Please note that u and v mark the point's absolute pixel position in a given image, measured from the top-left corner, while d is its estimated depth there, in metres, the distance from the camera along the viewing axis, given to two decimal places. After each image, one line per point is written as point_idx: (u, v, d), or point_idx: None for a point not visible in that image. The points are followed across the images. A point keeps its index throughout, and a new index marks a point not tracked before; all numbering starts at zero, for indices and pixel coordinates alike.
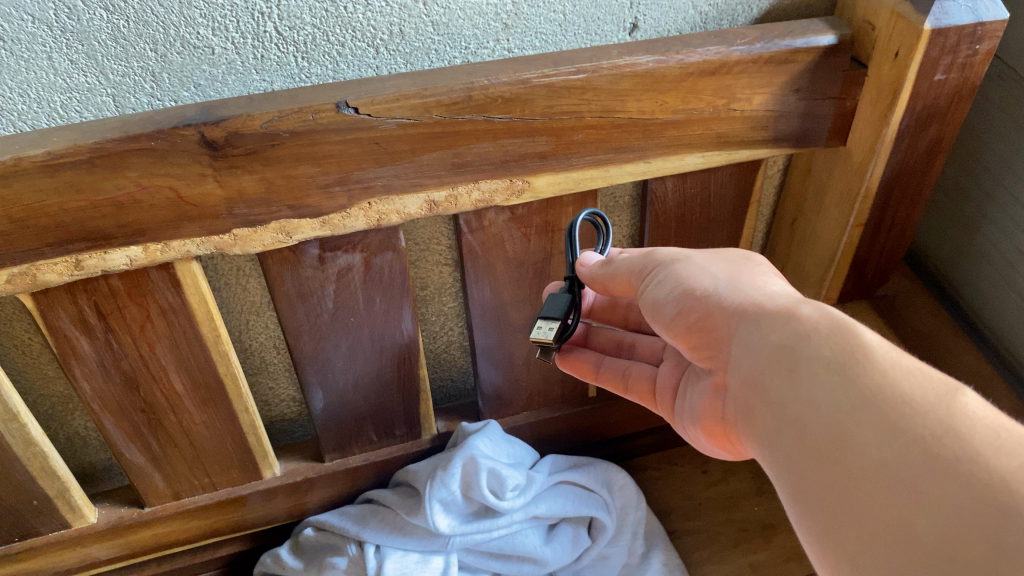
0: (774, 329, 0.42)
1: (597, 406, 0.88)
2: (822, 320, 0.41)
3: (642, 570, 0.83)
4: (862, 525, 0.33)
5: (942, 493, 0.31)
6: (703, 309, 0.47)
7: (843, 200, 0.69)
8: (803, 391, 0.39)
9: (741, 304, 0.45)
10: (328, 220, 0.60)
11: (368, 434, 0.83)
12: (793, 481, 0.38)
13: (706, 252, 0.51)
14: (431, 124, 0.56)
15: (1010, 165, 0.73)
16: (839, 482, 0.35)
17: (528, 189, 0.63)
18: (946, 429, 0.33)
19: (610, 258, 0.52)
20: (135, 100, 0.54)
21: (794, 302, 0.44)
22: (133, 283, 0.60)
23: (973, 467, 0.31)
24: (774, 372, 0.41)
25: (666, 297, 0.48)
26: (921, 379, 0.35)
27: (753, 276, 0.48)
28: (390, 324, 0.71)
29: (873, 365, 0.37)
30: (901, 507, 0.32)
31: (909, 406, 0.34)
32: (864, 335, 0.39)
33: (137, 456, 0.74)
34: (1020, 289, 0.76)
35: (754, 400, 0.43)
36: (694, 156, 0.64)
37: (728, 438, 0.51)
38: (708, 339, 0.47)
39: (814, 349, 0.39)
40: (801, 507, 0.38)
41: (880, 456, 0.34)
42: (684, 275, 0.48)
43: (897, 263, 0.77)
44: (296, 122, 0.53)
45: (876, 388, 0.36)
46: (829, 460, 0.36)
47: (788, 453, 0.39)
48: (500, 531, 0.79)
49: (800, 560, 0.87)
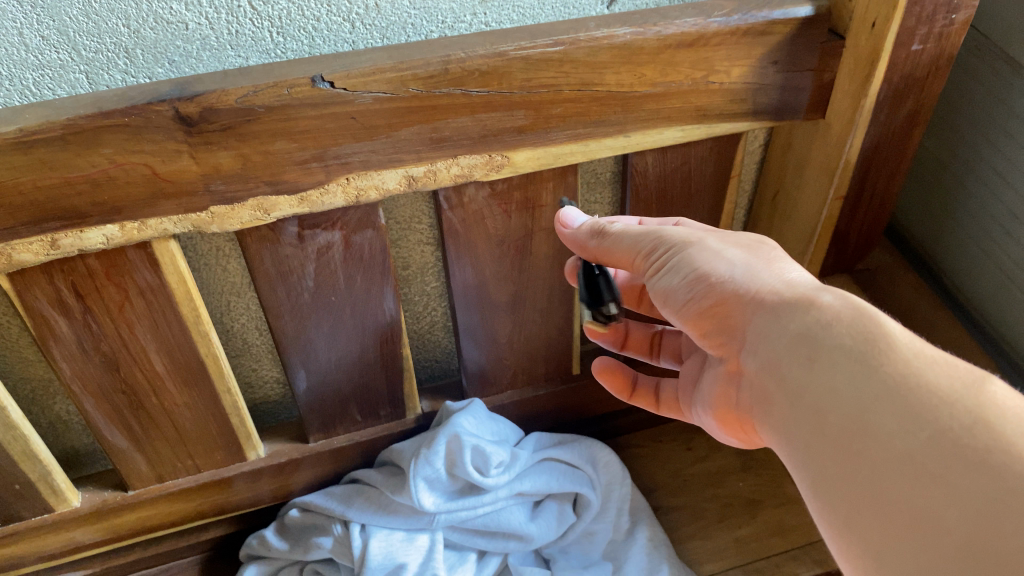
0: (793, 319, 0.43)
1: (582, 383, 0.88)
2: (844, 309, 0.41)
3: (627, 546, 0.84)
4: (889, 516, 0.35)
5: (974, 485, 0.32)
6: (718, 297, 0.47)
7: (822, 173, 0.69)
8: (823, 381, 0.40)
9: (757, 293, 0.46)
10: (305, 196, 0.59)
11: (353, 415, 0.83)
12: (814, 471, 0.40)
13: (718, 233, 0.51)
14: (408, 98, 0.55)
15: (989, 138, 0.74)
16: (862, 472, 0.37)
17: (508, 165, 0.62)
18: (974, 419, 0.34)
19: (607, 230, 0.53)
20: (109, 76, 0.54)
21: (812, 291, 0.44)
22: (110, 262, 0.59)
23: (1005, 459, 0.32)
24: (793, 361, 0.42)
25: (679, 283, 0.48)
26: (948, 369, 0.37)
27: (770, 262, 0.48)
28: (372, 304, 0.71)
29: (895, 355, 0.38)
30: (929, 499, 0.33)
31: (935, 395, 0.35)
32: (885, 324, 0.40)
33: (119, 439, 0.74)
34: (999, 261, 0.76)
35: (771, 387, 0.44)
36: (673, 130, 0.64)
37: (740, 425, 0.52)
38: (721, 326, 0.48)
39: (834, 339, 0.40)
40: (824, 495, 0.39)
41: (905, 447, 0.35)
42: (697, 260, 0.48)
43: (877, 237, 0.77)
44: (271, 97, 0.53)
45: (899, 377, 0.37)
46: (850, 450, 0.38)
47: (809, 442, 0.40)
48: (485, 508, 0.79)
49: (784, 535, 0.88)
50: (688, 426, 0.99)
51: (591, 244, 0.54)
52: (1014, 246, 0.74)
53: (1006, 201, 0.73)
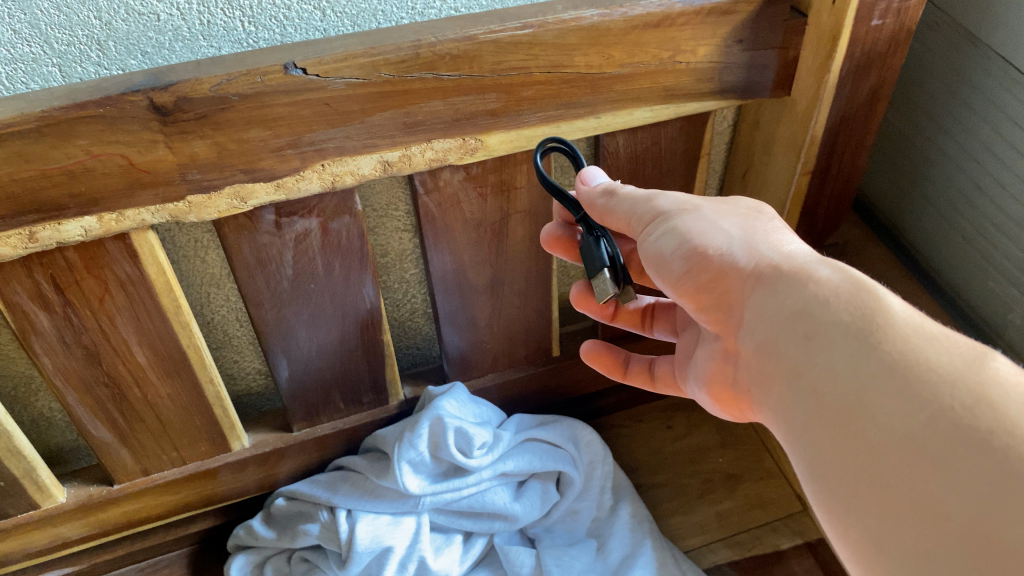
0: (791, 295, 0.43)
1: (562, 364, 0.90)
2: (841, 284, 0.41)
3: (610, 523, 0.85)
4: (887, 500, 0.34)
5: (977, 470, 0.31)
6: (715, 270, 0.47)
7: (789, 149, 0.71)
8: (820, 359, 0.39)
9: (756, 268, 0.45)
10: (282, 183, 0.60)
11: (336, 402, 0.83)
12: (810, 453, 0.39)
13: (714, 201, 0.51)
14: (380, 83, 0.56)
15: (951, 112, 0.76)
16: (860, 454, 0.36)
17: (481, 148, 0.63)
18: (976, 398, 0.33)
19: (617, 191, 0.52)
20: (82, 69, 0.54)
21: (810, 266, 0.44)
22: (89, 255, 0.60)
23: (1008, 442, 0.31)
24: (790, 339, 0.42)
25: (676, 253, 0.48)
26: (947, 347, 0.36)
27: (767, 233, 0.48)
28: (351, 291, 0.72)
29: (894, 332, 0.37)
30: (930, 484, 0.33)
31: (935, 373, 0.35)
32: (885, 300, 0.40)
33: (103, 433, 0.74)
34: (964, 231, 0.78)
35: (769, 367, 0.44)
36: (643, 110, 0.65)
37: (733, 403, 0.52)
38: (717, 300, 0.47)
39: (831, 316, 0.40)
40: (819, 479, 0.39)
41: (905, 428, 0.34)
42: (695, 231, 0.48)
43: (845, 211, 0.80)
44: (245, 85, 0.53)
45: (897, 355, 0.36)
46: (849, 432, 0.37)
47: (805, 423, 0.40)
48: (470, 489, 0.81)
49: (764, 508, 0.90)
50: (668, 405, 1.00)
51: (599, 203, 0.53)
52: (979, 216, 0.76)
53: (970, 171, 0.75)
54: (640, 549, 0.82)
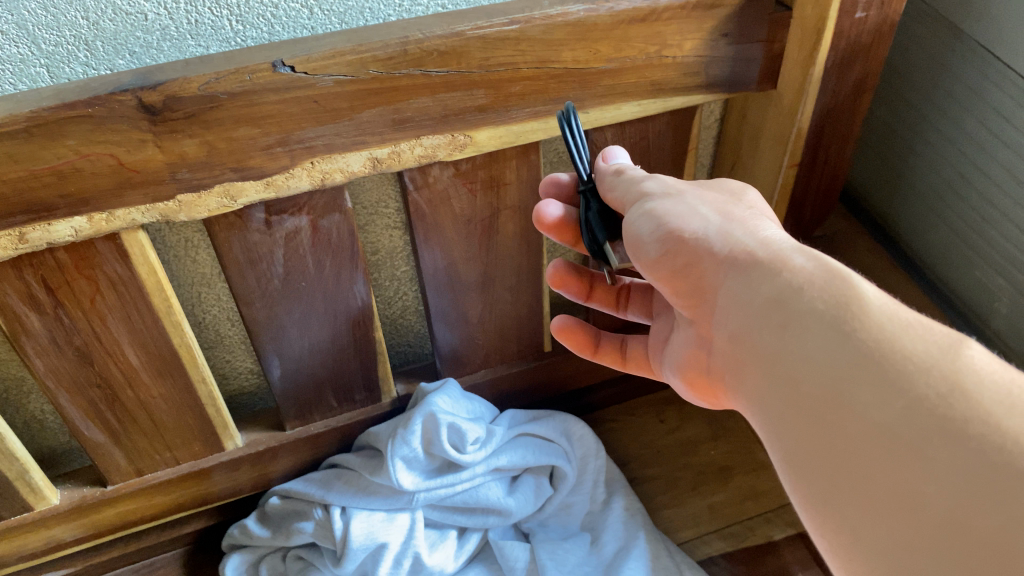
0: (765, 283, 0.43)
1: (553, 359, 0.90)
2: (816, 272, 0.42)
3: (604, 516, 0.86)
4: (863, 490, 0.35)
5: (954, 459, 0.32)
6: (690, 254, 0.47)
7: (776, 142, 0.71)
8: (795, 348, 0.40)
9: (729, 254, 0.46)
10: (271, 181, 0.60)
11: (328, 401, 0.84)
12: (785, 441, 0.39)
13: (695, 187, 0.51)
14: (369, 80, 0.56)
15: (935, 103, 0.76)
16: (836, 443, 0.36)
17: (470, 144, 0.64)
18: (951, 387, 0.34)
19: (623, 172, 0.53)
20: (70, 70, 0.54)
21: (784, 254, 0.44)
22: (79, 255, 0.60)
23: (984, 431, 0.32)
24: (765, 327, 0.42)
25: (652, 236, 0.48)
26: (921, 334, 0.37)
27: (744, 221, 0.48)
28: (342, 288, 0.72)
29: (868, 320, 0.38)
30: (908, 474, 0.33)
31: (910, 362, 0.35)
32: (860, 288, 0.40)
33: (96, 434, 0.74)
34: (950, 221, 0.79)
35: (743, 354, 0.44)
36: (630, 105, 0.66)
37: (707, 389, 0.53)
38: (692, 285, 0.48)
39: (806, 304, 0.40)
40: (794, 468, 0.39)
41: (880, 417, 0.35)
42: (673, 214, 0.48)
43: (832, 203, 0.81)
44: (233, 84, 0.54)
45: (873, 344, 0.37)
46: (825, 421, 0.37)
47: (780, 412, 0.40)
48: (463, 484, 0.81)
49: (756, 499, 0.90)
50: (660, 399, 1.01)
51: (607, 179, 0.54)
52: (965, 206, 0.76)
53: (955, 162, 0.76)
54: (634, 541, 0.82)
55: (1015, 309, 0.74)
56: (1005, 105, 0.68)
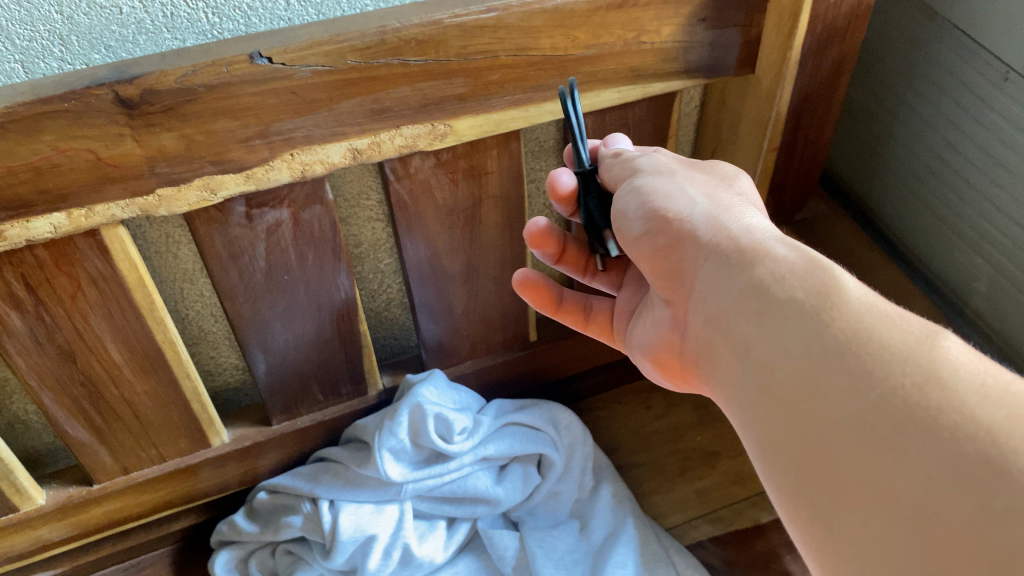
0: (745, 270, 0.44)
1: (539, 349, 0.90)
2: (798, 262, 0.42)
3: (592, 503, 0.86)
4: (836, 479, 0.35)
5: (925, 449, 0.32)
6: (671, 233, 0.49)
7: (755, 127, 0.72)
8: (771, 335, 0.40)
9: (709, 239, 0.47)
10: (251, 173, 0.60)
11: (314, 394, 0.83)
12: (760, 431, 0.40)
13: (689, 171, 0.53)
14: (347, 70, 0.56)
15: (911, 85, 0.77)
16: (810, 431, 0.37)
17: (451, 133, 0.64)
18: (926, 376, 0.34)
19: (622, 154, 0.56)
20: (45, 65, 0.54)
21: (767, 243, 0.45)
22: (59, 252, 0.59)
23: (957, 421, 0.32)
24: (742, 313, 0.43)
25: (638, 212, 0.50)
26: (900, 325, 0.37)
27: (730, 208, 0.49)
28: (325, 281, 0.72)
29: (846, 311, 0.38)
30: (880, 464, 0.33)
31: (887, 351, 0.36)
32: (840, 278, 0.41)
33: (81, 432, 0.73)
34: (928, 202, 0.79)
35: (717, 340, 0.45)
36: (610, 91, 0.66)
37: (677, 372, 0.55)
38: (671, 267, 0.49)
39: (786, 293, 0.41)
40: (769, 457, 0.39)
41: (855, 407, 0.35)
42: (661, 193, 0.50)
43: (813, 187, 0.81)
44: (210, 76, 0.53)
45: (850, 334, 0.37)
46: (799, 410, 0.38)
47: (755, 400, 0.41)
48: (451, 474, 0.81)
49: (744, 483, 0.91)
50: (646, 386, 1.01)
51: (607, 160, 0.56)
52: (943, 187, 0.77)
53: (931, 143, 0.77)
54: (622, 527, 0.83)
55: (994, 287, 0.75)
56: (981, 86, 0.69)
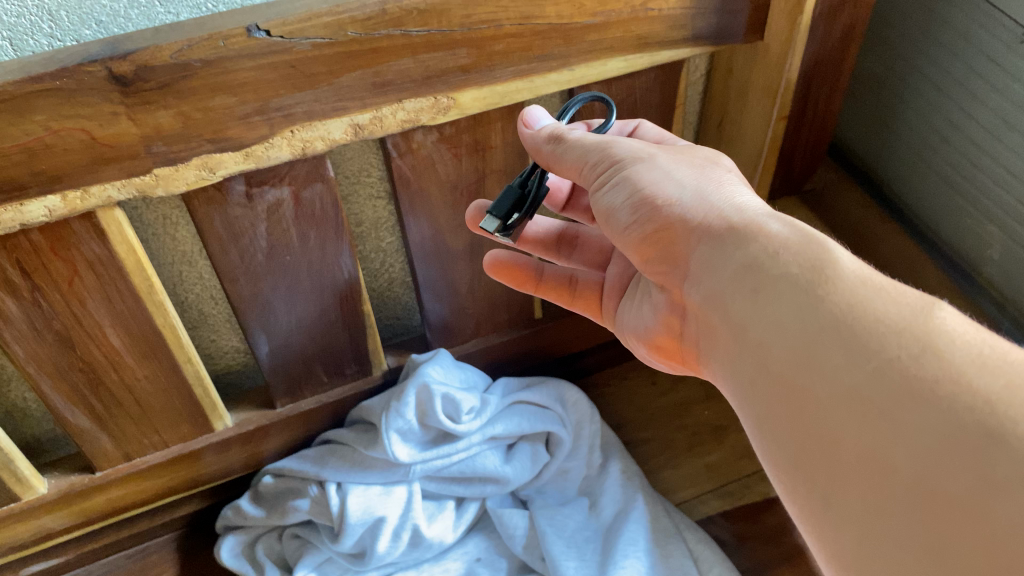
0: (740, 249, 0.43)
1: (544, 326, 0.89)
2: (792, 237, 0.42)
3: (601, 480, 0.85)
4: (833, 456, 0.35)
5: (922, 420, 0.32)
6: (662, 220, 0.48)
7: (764, 95, 0.71)
8: (765, 313, 0.40)
9: (702, 222, 0.46)
10: (250, 151, 0.58)
11: (319, 376, 0.82)
12: (758, 408, 0.40)
13: (668, 152, 0.51)
14: (347, 42, 0.54)
15: (923, 50, 0.76)
16: (807, 408, 0.36)
17: (454, 106, 0.62)
18: (923, 347, 0.34)
19: (564, 137, 0.51)
20: (34, 42, 0.52)
21: (760, 221, 0.44)
22: (54, 236, 0.57)
23: (955, 391, 0.32)
24: (737, 292, 0.42)
25: (625, 203, 0.49)
26: (894, 297, 0.36)
27: (720, 187, 0.48)
28: (328, 261, 0.71)
29: (841, 285, 0.38)
30: (878, 438, 0.33)
31: (882, 324, 0.35)
32: (835, 254, 0.40)
33: (81, 420, 0.72)
34: (940, 170, 0.78)
35: (714, 319, 0.44)
36: (616, 60, 0.64)
37: (677, 353, 0.55)
38: (663, 253, 0.49)
39: (781, 269, 0.40)
40: (768, 434, 0.39)
41: (851, 380, 0.35)
42: (646, 179, 0.49)
43: (821, 156, 0.81)
44: (207, 51, 0.52)
45: (845, 308, 0.37)
46: (795, 387, 0.37)
47: (752, 378, 0.40)
48: (460, 454, 0.80)
49: (752, 456, 0.90)
50: None
51: (546, 149, 0.53)
52: (955, 154, 0.76)
53: (943, 109, 0.75)
54: (632, 503, 0.82)
55: (1007, 255, 0.74)
56: (996, 49, 0.67)
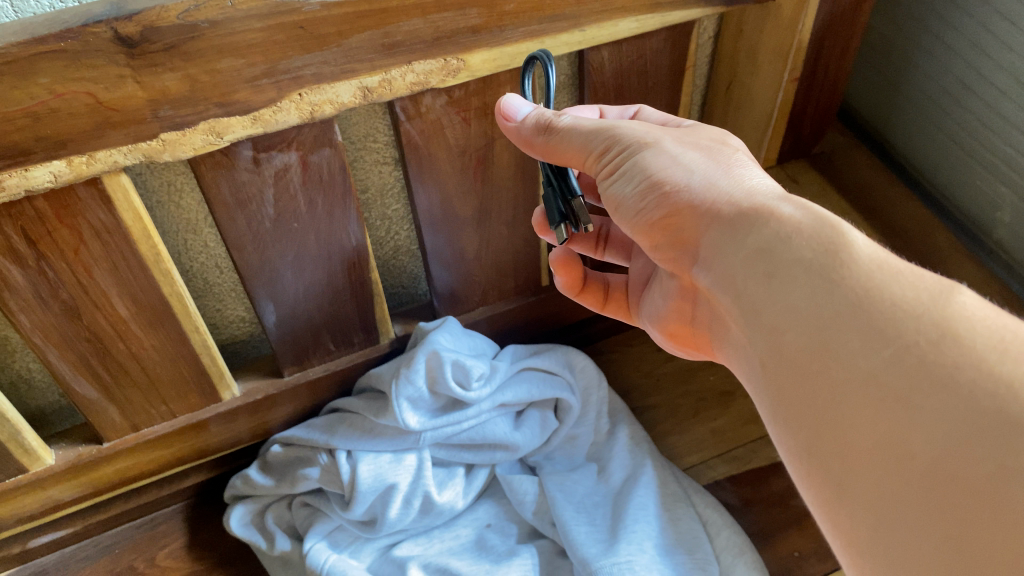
0: (753, 234, 0.42)
1: (550, 293, 0.89)
2: (805, 220, 0.41)
3: (609, 446, 0.86)
4: (847, 443, 0.34)
5: (940, 406, 0.31)
6: (670, 205, 0.47)
7: (776, 56, 0.70)
8: (777, 297, 0.39)
9: (710, 206, 0.46)
10: (259, 115, 0.57)
11: (326, 345, 0.82)
12: (772, 391, 0.40)
13: (674, 134, 0.51)
14: (357, 2, 0.53)
15: (937, 11, 0.75)
16: (822, 393, 0.36)
17: (464, 68, 0.61)
18: (941, 333, 0.33)
19: (554, 126, 0.51)
20: (35, 3, 0.50)
21: (771, 204, 0.43)
22: (60, 203, 0.56)
23: (975, 377, 0.31)
24: (749, 277, 0.41)
25: (632, 190, 0.49)
26: (912, 281, 0.36)
27: (729, 170, 0.48)
28: (336, 228, 0.70)
29: (856, 269, 0.37)
30: (894, 424, 0.33)
31: (900, 309, 0.35)
32: (851, 237, 0.40)
33: (88, 390, 0.72)
34: (951, 131, 0.78)
35: (725, 301, 0.44)
36: (629, 21, 0.63)
37: (689, 335, 0.56)
38: (672, 238, 0.48)
39: (794, 253, 0.40)
40: (782, 418, 0.39)
41: (869, 365, 0.34)
42: (654, 165, 0.48)
43: (829, 120, 0.81)
44: (216, 11, 0.50)
45: (861, 292, 0.36)
46: (810, 371, 0.37)
47: (765, 361, 0.40)
48: (469, 422, 0.80)
49: (759, 421, 0.91)
50: None
51: (538, 140, 0.52)
52: (967, 115, 0.75)
53: (956, 71, 0.74)
54: (641, 469, 0.82)
55: (1018, 217, 0.74)
56: (1013, 10, 0.66)
